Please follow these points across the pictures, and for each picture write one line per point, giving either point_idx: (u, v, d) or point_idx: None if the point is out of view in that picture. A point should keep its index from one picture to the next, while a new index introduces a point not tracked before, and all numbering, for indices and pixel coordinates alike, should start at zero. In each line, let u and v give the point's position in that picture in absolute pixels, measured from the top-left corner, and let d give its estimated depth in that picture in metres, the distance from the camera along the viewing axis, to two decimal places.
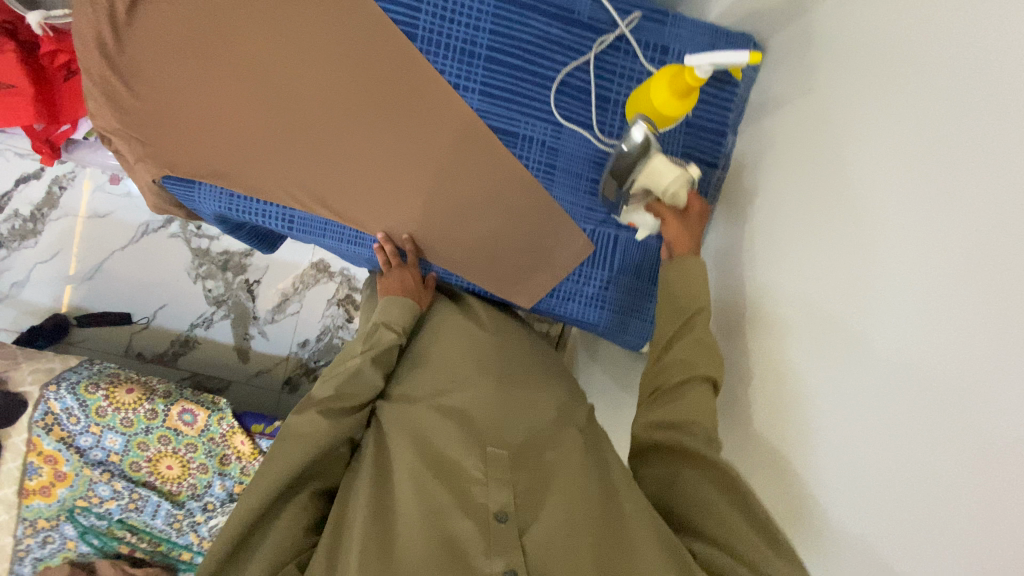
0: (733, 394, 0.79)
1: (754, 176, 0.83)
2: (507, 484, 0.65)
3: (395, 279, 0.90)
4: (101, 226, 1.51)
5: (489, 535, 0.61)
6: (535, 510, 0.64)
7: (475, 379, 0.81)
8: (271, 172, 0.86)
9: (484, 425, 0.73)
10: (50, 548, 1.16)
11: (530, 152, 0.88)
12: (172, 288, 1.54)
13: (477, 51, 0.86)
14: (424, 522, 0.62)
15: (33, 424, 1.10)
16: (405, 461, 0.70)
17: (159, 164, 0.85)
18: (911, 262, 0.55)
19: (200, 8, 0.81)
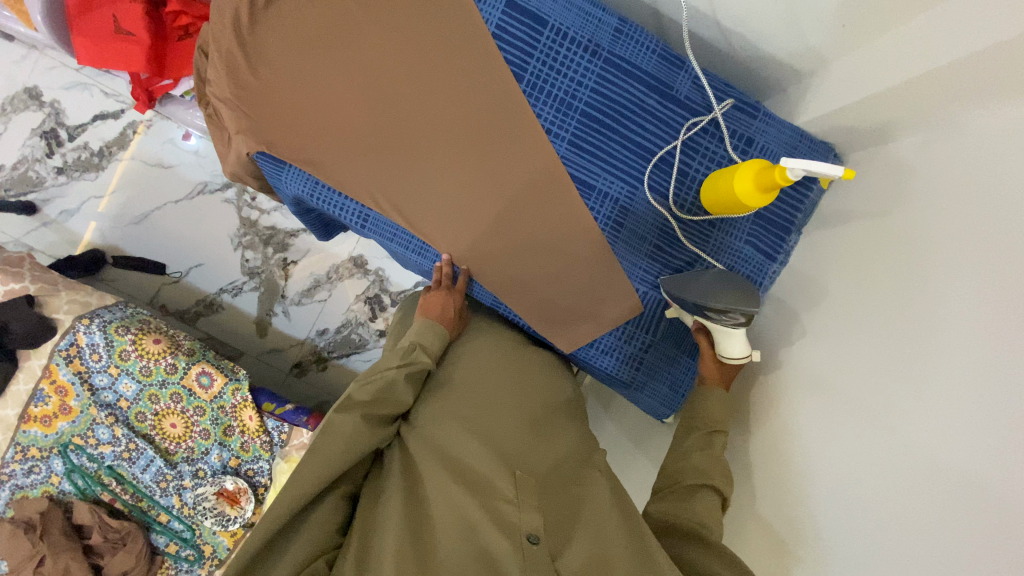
0: (787, 488, 0.78)
1: (813, 278, 0.86)
2: (535, 508, 0.71)
3: (439, 301, 0.93)
4: (161, 176, 1.55)
5: (524, 555, 0.66)
6: (565, 539, 0.69)
7: (501, 408, 0.87)
8: (359, 170, 0.90)
9: (512, 453, 0.79)
10: (33, 478, 1.15)
11: (602, 207, 0.91)
12: (211, 249, 1.57)
13: (575, 104, 0.90)
14: (458, 533, 0.68)
15: (56, 352, 1.10)
16: (434, 475, 0.75)
17: (256, 139, 0.89)
18: (966, 401, 0.58)
19: (334, 9, 0.87)
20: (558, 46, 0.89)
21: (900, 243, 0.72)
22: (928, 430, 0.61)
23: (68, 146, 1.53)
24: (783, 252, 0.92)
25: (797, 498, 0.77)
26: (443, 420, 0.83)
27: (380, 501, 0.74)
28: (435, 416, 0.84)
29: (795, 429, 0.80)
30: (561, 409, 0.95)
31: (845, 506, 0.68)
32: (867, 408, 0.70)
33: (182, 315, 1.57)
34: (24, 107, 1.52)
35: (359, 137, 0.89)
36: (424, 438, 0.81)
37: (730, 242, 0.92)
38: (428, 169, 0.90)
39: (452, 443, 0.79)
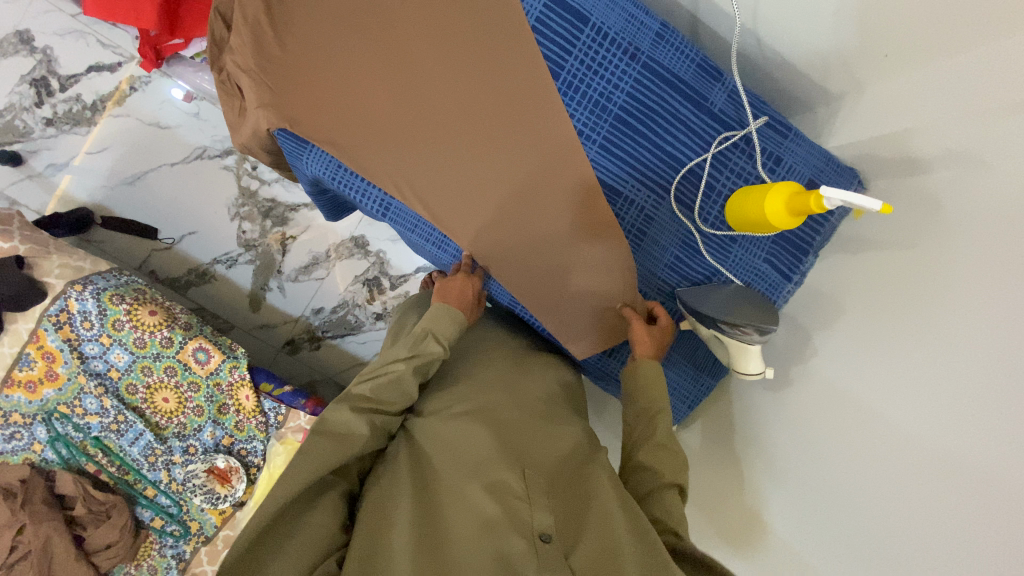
0: (794, 508, 0.80)
1: (825, 302, 0.87)
2: (545, 506, 0.70)
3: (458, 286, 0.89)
4: (158, 136, 1.48)
5: (538, 553, 0.64)
6: (574, 532, 0.67)
7: (507, 404, 0.86)
8: (380, 158, 0.87)
9: (521, 449, 0.78)
10: (14, 445, 1.11)
11: (627, 214, 0.91)
12: (208, 217, 1.52)
13: (609, 107, 0.88)
14: (470, 529, 0.66)
15: (45, 317, 1.06)
16: (445, 474, 0.74)
17: (278, 116, 0.85)
18: (968, 443, 0.59)
19: None
20: (597, 47, 0.86)
21: (914, 277, 0.72)
22: (929, 466, 0.63)
23: (59, 96, 1.45)
24: (799, 273, 0.93)
25: (797, 518, 0.79)
26: (451, 417, 0.82)
27: (387, 495, 0.71)
28: (444, 414, 0.83)
29: (800, 449, 0.82)
30: (564, 404, 0.94)
31: (853, 530, 0.70)
32: (869, 437, 0.72)
33: (173, 283, 1.52)
34: (13, 52, 1.43)
35: (382, 124, 0.86)
36: (433, 435, 0.80)
37: (750, 259, 0.92)
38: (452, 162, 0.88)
39: (461, 438, 0.78)
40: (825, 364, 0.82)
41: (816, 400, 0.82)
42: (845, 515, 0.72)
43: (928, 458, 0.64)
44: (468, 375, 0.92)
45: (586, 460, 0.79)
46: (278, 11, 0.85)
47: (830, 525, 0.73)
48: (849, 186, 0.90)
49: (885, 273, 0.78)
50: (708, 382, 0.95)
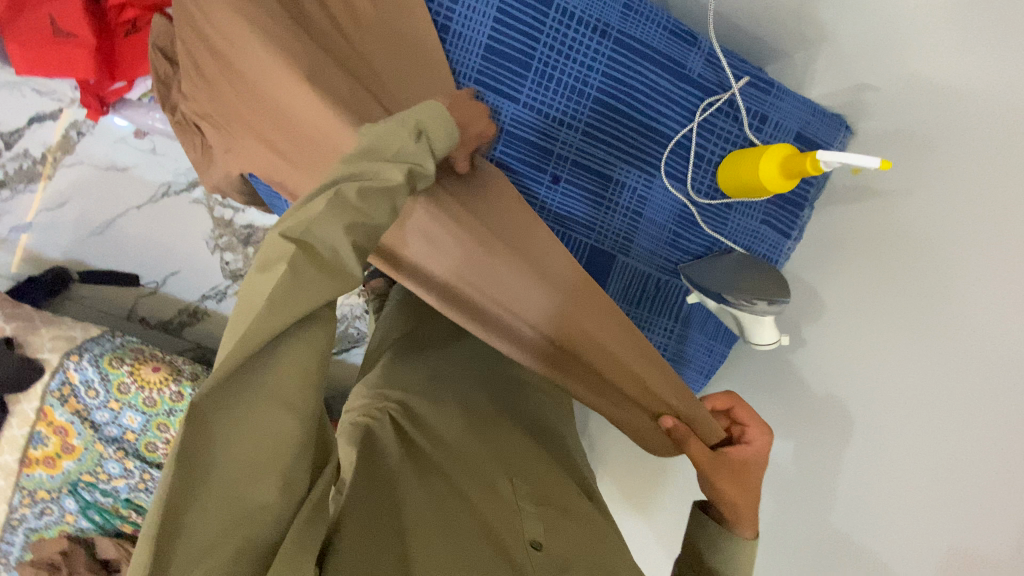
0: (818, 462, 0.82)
1: (827, 256, 0.87)
2: (539, 518, 0.72)
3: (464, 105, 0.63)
4: (117, 180, 1.42)
5: (530, 552, 0.66)
6: (569, 547, 0.69)
7: (503, 422, 0.90)
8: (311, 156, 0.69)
9: (515, 461, 0.81)
10: (46, 520, 1.11)
11: (621, 197, 0.88)
12: (187, 255, 1.47)
13: (586, 91, 0.85)
14: (472, 527, 0.66)
15: (48, 393, 1.04)
16: (444, 465, 0.74)
17: (247, 157, 0.81)
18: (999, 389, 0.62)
19: None
20: (565, 28, 0.82)
21: (923, 227, 0.73)
22: (959, 417, 0.65)
23: (6, 155, 1.38)
24: (796, 231, 0.92)
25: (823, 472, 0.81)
26: (450, 423, 0.83)
27: (384, 472, 0.69)
28: (444, 415, 0.84)
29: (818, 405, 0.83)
30: (547, 433, 0.97)
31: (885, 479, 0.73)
32: (890, 391, 0.73)
33: (167, 325, 1.49)
34: None
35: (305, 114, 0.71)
36: (433, 434, 0.79)
37: (747, 223, 0.91)
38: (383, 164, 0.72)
39: (461, 447, 0.79)
40: (839, 320, 0.82)
41: (828, 354, 0.83)
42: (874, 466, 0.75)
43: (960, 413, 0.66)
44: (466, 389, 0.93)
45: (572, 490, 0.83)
46: None
47: (859, 478, 0.75)
48: (836, 134, 0.88)
49: (892, 225, 0.78)
50: (722, 350, 0.96)
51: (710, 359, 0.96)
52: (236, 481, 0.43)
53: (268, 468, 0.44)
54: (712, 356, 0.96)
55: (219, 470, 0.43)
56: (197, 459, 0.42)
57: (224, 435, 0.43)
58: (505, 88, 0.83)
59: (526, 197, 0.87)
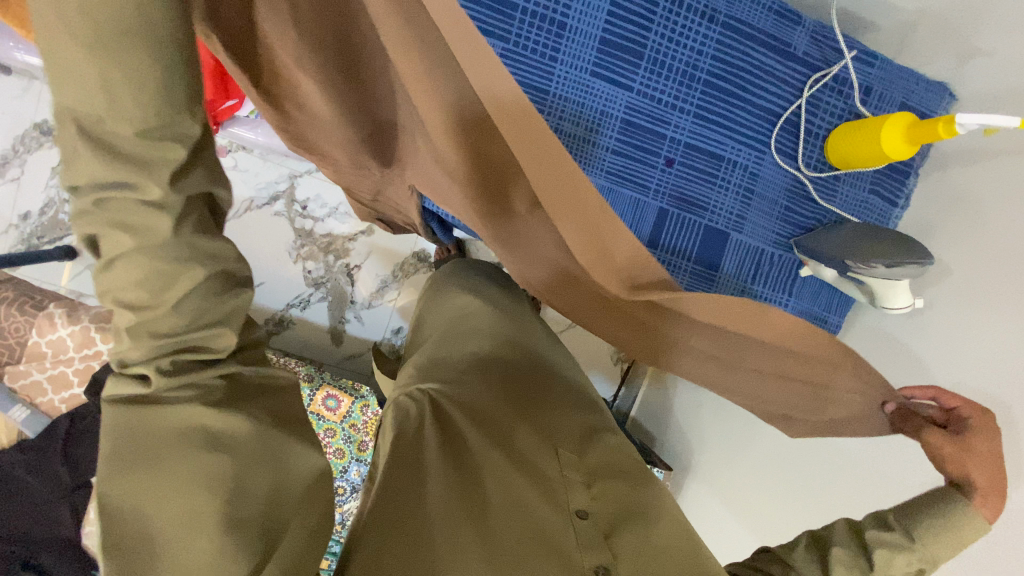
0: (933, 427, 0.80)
1: (938, 219, 0.89)
2: (584, 486, 0.66)
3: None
4: None
5: (575, 530, 0.59)
6: (616, 516, 0.62)
7: (541, 395, 0.82)
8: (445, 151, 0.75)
9: (556, 431, 0.74)
10: None
11: (733, 175, 0.91)
12: (273, 267, 1.52)
13: (696, 75, 0.88)
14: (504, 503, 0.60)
15: None
16: (474, 439, 0.68)
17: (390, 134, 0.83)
18: None
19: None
20: (675, 16, 0.85)
21: None
22: None
23: None
24: (904, 197, 0.95)
25: None
26: (486, 394, 0.77)
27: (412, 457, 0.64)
28: (472, 390, 0.77)
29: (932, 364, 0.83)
30: (595, 398, 0.89)
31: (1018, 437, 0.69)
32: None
33: None
34: (37, 145, 1.41)
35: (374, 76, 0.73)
36: (467, 406, 0.73)
37: (855, 192, 0.93)
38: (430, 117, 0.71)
39: (496, 421, 0.72)
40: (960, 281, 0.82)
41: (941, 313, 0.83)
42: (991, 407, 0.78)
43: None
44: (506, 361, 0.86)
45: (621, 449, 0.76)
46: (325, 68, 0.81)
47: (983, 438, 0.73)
48: (939, 101, 0.91)
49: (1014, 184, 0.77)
50: (835, 321, 0.98)
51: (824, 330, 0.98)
52: (173, 528, 0.45)
53: (186, 502, 0.45)
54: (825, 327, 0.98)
55: (156, 498, 0.45)
56: (129, 530, 0.45)
57: (132, 484, 0.45)
58: (620, 76, 0.86)
59: (642, 182, 0.90)
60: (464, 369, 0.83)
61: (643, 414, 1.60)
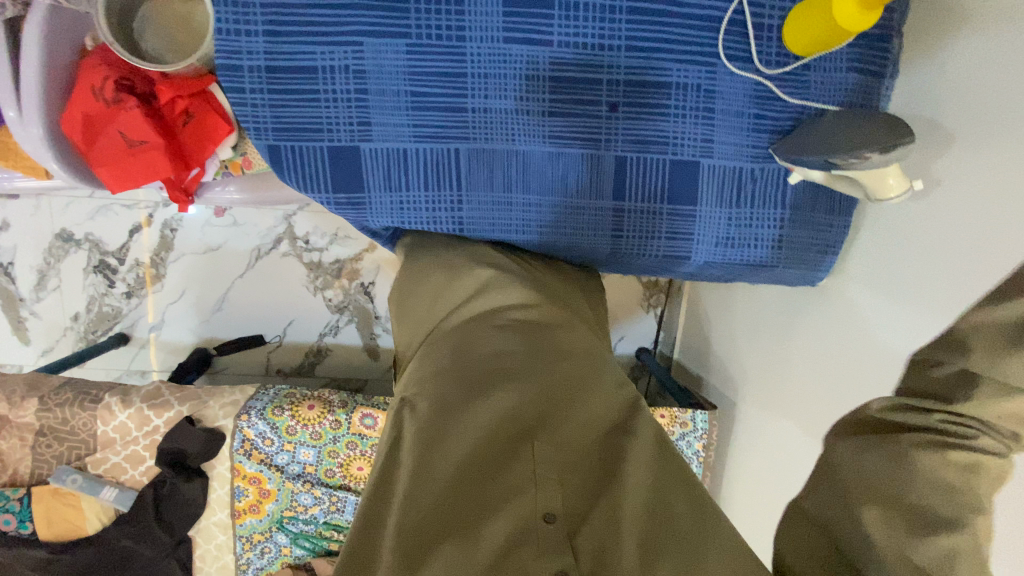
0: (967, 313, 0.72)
1: (933, 79, 0.78)
2: (556, 483, 0.64)
3: None
4: (216, 258, 1.55)
5: (537, 537, 0.60)
6: (587, 519, 0.62)
7: (527, 380, 0.73)
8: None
9: (534, 429, 0.68)
10: (268, 556, 1.27)
11: (686, 99, 0.84)
12: (297, 304, 1.60)
13: (618, 5, 0.81)
14: (478, 519, 0.60)
15: (235, 452, 1.19)
16: (447, 455, 0.64)
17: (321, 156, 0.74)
18: None
19: None
20: None
21: None
22: None
23: (123, 269, 1.55)
24: (891, 61, 0.83)
25: None
26: (463, 391, 0.71)
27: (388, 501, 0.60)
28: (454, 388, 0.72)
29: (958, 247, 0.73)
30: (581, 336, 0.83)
31: None
32: None
33: (300, 369, 1.64)
34: (65, 252, 1.54)
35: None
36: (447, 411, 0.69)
37: (832, 78, 0.84)
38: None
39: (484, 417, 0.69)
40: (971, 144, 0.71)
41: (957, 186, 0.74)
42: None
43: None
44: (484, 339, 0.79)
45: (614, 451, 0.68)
46: None
47: None
48: None
49: (1000, 30, 0.68)
50: (841, 221, 0.89)
51: (831, 232, 0.90)
52: None
53: None
54: (831, 229, 0.90)
55: None
56: None
57: None
58: (536, 32, 0.81)
59: (589, 135, 0.85)
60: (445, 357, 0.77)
61: (685, 353, 1.55)
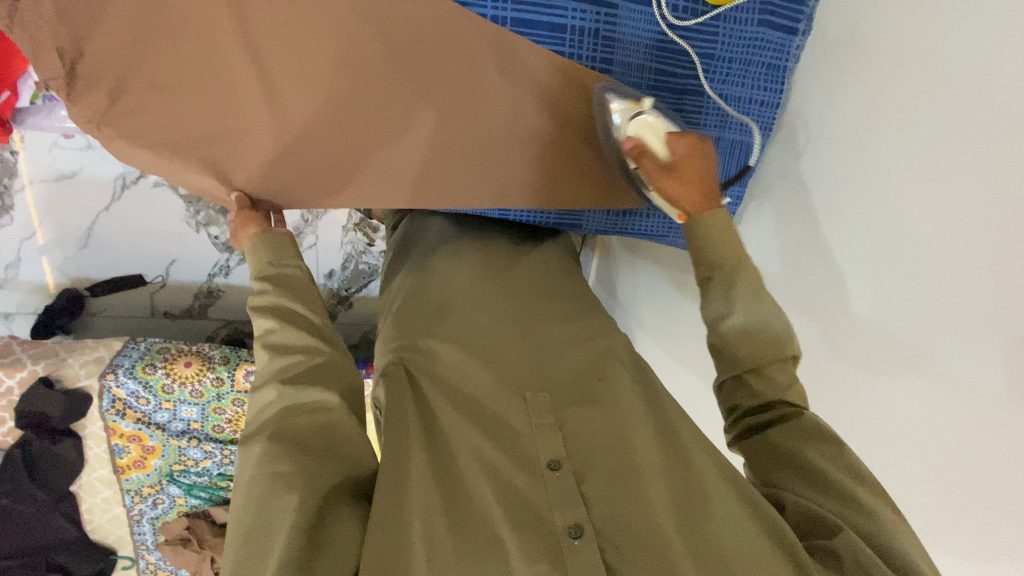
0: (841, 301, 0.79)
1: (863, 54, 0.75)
2: (557, 430, 0.59)
3: (134, 75, 0.66)
4: (73, 188, 1.33)
5: (544, 484, 0.55)
6: (595, 464, 0.57)
7: (511, 336, 0.73)
8: (247, 22, 0.65)
9: (524, 373, 0.67)
10: (162, 507, 1.22)
11: (583, 46, 0.75)
12: (178, 242, 1.44)
13: None
14: (486, 476, 0.56)
15: (106, 412, 1.11)
16: (453, 414, 0.63)
17: (199, 102, 0.69)
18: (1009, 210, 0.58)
19: (172, 74, 0.67)
20: None
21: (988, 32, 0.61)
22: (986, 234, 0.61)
23: None
24: (806, 18, 0.78)
25: (872, 292, 0.76)
26: (463, 353, 0.69)
27: (402, 471, 0.56)
28: (455, 349, 0.70)
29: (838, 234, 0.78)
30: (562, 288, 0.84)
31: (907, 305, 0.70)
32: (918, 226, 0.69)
33: (190, 311, 1.54)
34: None
35: (135, 45, 0.64)
36: (442, 372, 0.68)
37: (738, 32, 0.78)
38: (201, 46, 0.66)
39: (473, 374, 0.67)
40: (864, 147, 0.75)
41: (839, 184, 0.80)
42: (930, 112, 0.67)
43: (920, 196, 0.68)
44: (467, 302, 0.77)
45: (610, 398, 0.64)
46: (139, 105, 0.68)
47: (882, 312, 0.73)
48: None
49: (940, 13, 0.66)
50: (735, 191, 0.90)
51: (721, 201, 0.90)
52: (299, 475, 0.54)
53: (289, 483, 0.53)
54: (721, 197, 0.90)
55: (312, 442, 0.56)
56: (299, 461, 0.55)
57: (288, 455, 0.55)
58: None
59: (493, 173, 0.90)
60: (429, 324, 0.75)
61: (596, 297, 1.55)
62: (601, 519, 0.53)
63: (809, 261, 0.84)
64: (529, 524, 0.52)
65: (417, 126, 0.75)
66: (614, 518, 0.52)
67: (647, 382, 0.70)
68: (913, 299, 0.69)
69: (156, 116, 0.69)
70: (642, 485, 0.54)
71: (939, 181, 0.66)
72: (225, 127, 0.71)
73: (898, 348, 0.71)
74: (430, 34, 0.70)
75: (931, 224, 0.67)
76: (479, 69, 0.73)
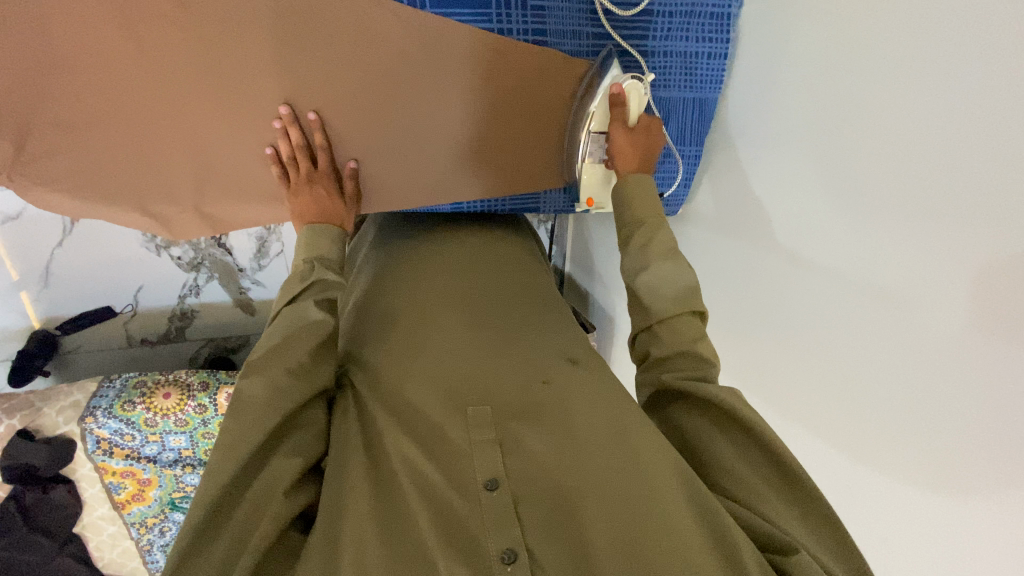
0: (797, 250, 0.75)
1: None
2: (494, 444, 0.56)
3: (33, 117, 0.61)
4: (19, 230, 1.27)
5: (479, 505, 0.51)
6: (539, 479, 0.53)
7: (452, 342, 0.68)
8: (143, 44, 0.60)
9: (463, 382, 0.62)
10: (170, 535, 1.21)
11: (512, 18, 0.70)
12: (140, 268, 1.40)
13: None
14: (421, 501, 0.52)
15: (93, 453, 1.09)
16: (393, 433, 0.58)
17: (111, 135, 0.65)
18: (973, 141, 0.54)
19: (76, 110, 0.62)
20: None
21: None
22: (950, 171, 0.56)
23: None
24: None
25: (819, 240, 0.72)
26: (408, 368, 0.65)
27: (340, 493, 0.53)
28: (396, 364, 0.66)
29: (797, 184, 0.75)
30: (507, 287, 0.80)
31: (866, 252, 0.66)
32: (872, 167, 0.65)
33: (168, 336, 1.51)
34: None
35: (28, 85, 0.60)
36: (380, 388, 0.64)
37: None
38: (100, 74, 0.61)
39: (410, 387, 0.62)
40: (822, 86, 0.70)
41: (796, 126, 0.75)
42: (884, 43, 0.62)
43: (885, 118, 0.63)
44: (408, 313, 0.73)
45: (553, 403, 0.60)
46: (48, 148, 0.64)
47: (831, 257, 0.70)
48: None
49: None
50: (693, 150, 0.87)
51: (681, 161, 0.87)
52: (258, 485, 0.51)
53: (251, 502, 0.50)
54: (680, 158, 0.87)
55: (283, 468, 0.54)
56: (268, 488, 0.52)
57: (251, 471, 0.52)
58: None
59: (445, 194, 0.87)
60: (376, 337, 0.71)
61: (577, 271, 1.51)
62: (535, 541, 0.50)
63: (781, 209, 0.78)
64: (460, 553, 0.49)
65: (348, 129, 0.71)
66: (551, 539, 0.50)
67: (591, 376, 0.66)
68: (869, 251, 0.65)
69: (69, 156, 0.65)
70: (581, 501, 0.51)
71: (895, 121, 0.62)
72: (145, 157, 0.67)
73: (874, 288, 0.65)
74: (346, 27, 0.64)
75: (898, 147, 0.62)
76: (406, 59, 0.68)
